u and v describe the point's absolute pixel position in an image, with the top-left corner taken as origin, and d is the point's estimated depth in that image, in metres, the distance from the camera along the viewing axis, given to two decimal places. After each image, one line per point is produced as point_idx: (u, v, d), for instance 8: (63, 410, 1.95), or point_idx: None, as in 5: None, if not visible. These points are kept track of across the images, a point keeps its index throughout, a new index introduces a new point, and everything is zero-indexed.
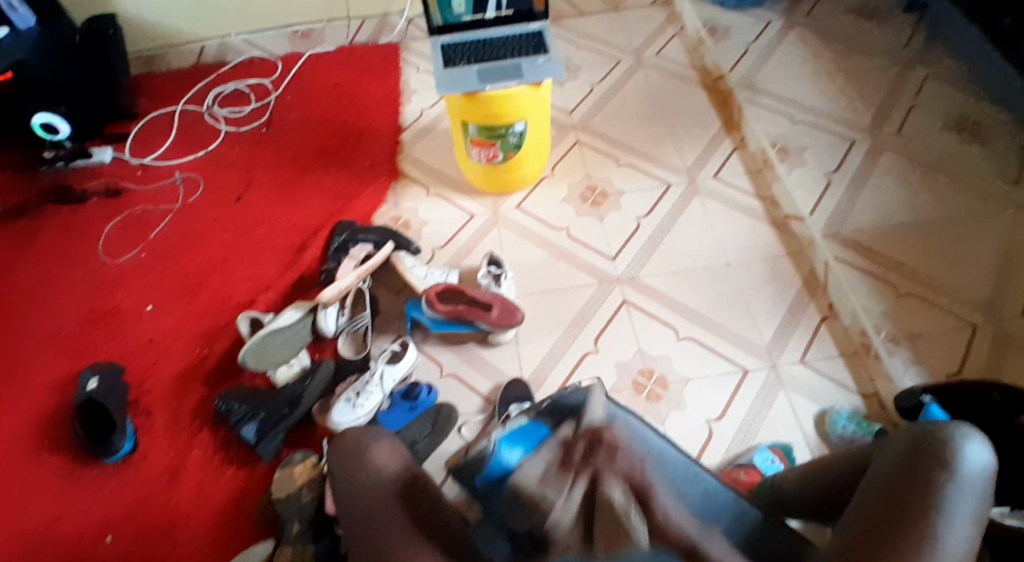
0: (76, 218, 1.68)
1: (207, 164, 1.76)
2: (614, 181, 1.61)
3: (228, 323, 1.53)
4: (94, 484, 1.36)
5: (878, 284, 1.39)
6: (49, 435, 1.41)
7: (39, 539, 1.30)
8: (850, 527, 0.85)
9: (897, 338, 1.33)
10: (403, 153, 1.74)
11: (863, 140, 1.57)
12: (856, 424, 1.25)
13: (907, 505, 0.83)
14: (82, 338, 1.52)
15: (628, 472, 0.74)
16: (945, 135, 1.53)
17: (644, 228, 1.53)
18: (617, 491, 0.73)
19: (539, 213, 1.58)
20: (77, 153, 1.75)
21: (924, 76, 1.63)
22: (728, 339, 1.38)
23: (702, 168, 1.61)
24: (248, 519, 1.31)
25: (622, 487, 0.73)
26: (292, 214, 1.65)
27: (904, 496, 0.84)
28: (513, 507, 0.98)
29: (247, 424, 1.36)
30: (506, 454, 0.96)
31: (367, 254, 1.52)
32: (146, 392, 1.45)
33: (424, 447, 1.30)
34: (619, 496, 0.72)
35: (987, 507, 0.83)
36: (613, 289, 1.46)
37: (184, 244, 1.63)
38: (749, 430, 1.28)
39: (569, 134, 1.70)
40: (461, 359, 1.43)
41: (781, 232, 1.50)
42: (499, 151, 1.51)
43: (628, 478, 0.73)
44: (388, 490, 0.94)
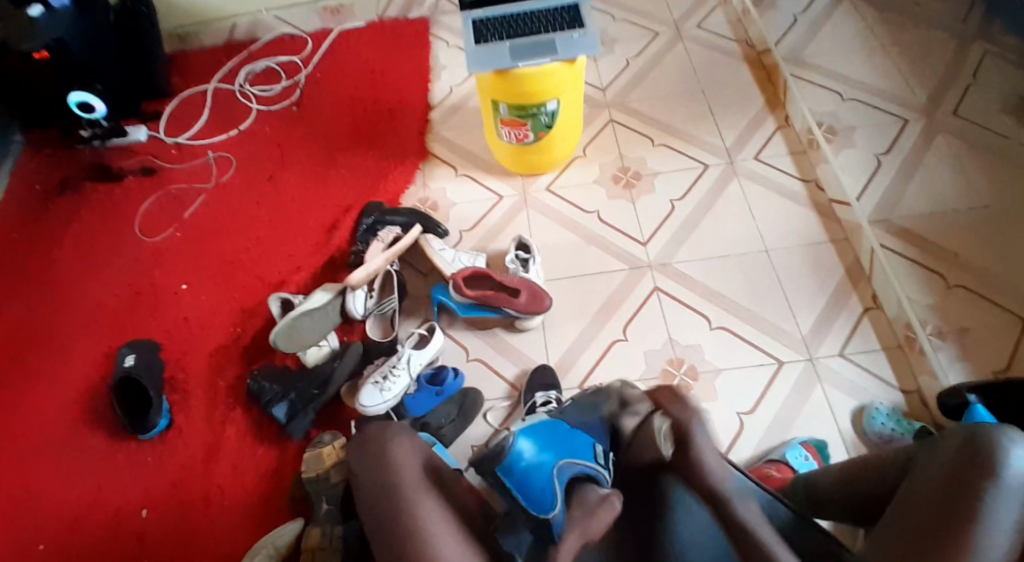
0: (115, 196, 1.71)
1: (240, 142, 1.76)
2: (648, 161, 1.56)
3: (260, 303, 1.54)
4: (133, 459, 1.40)
5: (927, 275, 1.32)
6: (90, 410, 1.45)
7: (81, 510, 1.34)
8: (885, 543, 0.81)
9: (943, 331, 1.26)
10: (432, 132, 1.71)
11: (916, 121, 1.46)
12: (895, 421, 1.20)
13: (944, 519, 0.78)
14: (121, 315, 1.55)
15: (683, 417, 0.88)
16: (1003, 116, 1.35)
17: (679, 211, 1.48)
18: (659, 422, 0.91)
19: (569, 195, 1.54)
20: (113, 131, 1.76)
21: (985, 49, 1.40)
22: (764, 329, 1.33)
23: (742, 149, 1.55)
24: (279, 497, 1.33)
25: (665, 420, 0.91)
26: (321, 194, 1.65)
27: (942, 509, 0.79)
28: (533, 496, 0.88)
29: (278, 403, 1.38)
30: (521, 443, 0.91)
31: (395, 237, 1.50)
32: (181, 370, 1.48)
33: (450, 431, 1.31)
34: (660, 424, 0.91)
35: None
36: (644, 275, 1.42)
37: (217, 223, 1.65)
38: (782, 424, 1.24)
39: (602, 112, 1.64)
40: (488, 343, 1.42)
41: (825, 218, 1.44)
42: (530, 132, 1.47)
43: (674, 419, 0.89)
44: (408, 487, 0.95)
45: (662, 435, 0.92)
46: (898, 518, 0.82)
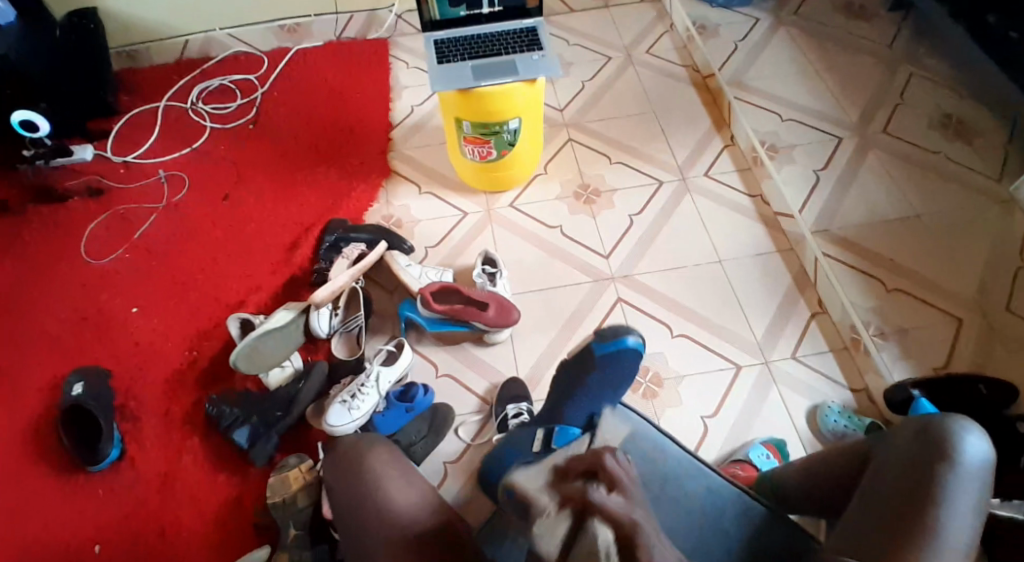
0: (58, 218, 1.64)
1: (193, 161, 1.72)
2: (607, 179, 1.62)
3: (218, 325, 1.50)
4: (82, 491, 1.33)
5: (867, 280, 1.42)
6: (36, 440, 1.38)
7: (27, 548, 1.27)
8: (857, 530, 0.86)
9: (885, 332, 1.36)
10: (394, 151, 1.72)
11: (850, 138, 1.58)
12: (847, 418, 1.29)
13: (912, 503, 0.84)
14: (67, 341, 1.48)
15: (625, 512, 0.67)
16: (932, 132, 1.47)
17: (637, 226, 1.54)
18: (607, 528, 0.66)
19: (532, 211, 1.58)
20: (58, 151, 1.70)
21: (911, 71, 1.52)
22: (722, 337, 1.40)
23: (693, 166, 1.63)
24: (242, 524, 1.29)
25: (615, 531, 0.66)
26: (280, 213, 1.63)
27: (907, 493, 0.85)
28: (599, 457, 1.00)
29: (239, 428, 1.34)
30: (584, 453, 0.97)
31: (360, 254, 1.50)
32: (134, 396, 1.43)
33: (421, 448, 1.31)
34: (607, 535, 0.66)
35: (988, 500, 0.85)
36: (608, 287, 1.46)
37: (169, 245, 1.60)
38: (743, 425, 1.30)
39: (562, 131, 1.70)
40: (457, 359, 1.43)
41: (771, 229, 1.53)
42: (494, 149, 1.50)
43: (626, 519, 0.67)
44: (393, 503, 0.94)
45: (610, 559, 0.65)
46: (865, 509, 0.88)
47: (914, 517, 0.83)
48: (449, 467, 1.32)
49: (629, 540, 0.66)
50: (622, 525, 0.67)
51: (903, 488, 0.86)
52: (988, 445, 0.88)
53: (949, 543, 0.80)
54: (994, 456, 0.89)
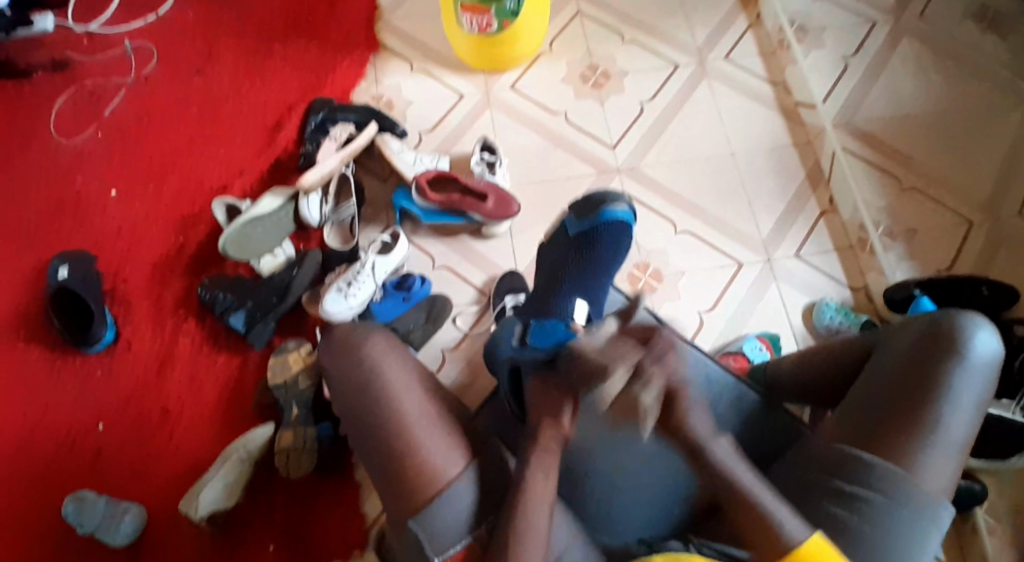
0: (21, 92, 1.52)
1: (161, 28, 1.58)
2: (618, 60, 1.50)
3: (204, 210, 1.44)
4: (81, 376, 1.33)
5: (882, 176, 1.36)
6: (27, 327, 1.36)
7: (32, 432, 1.29)
8: (849, 420, 0.88)
9: (894, 232, 1.33)
10: (382, 21, 1.57)
11: (884, 23, 1.48)
12: (844, 315, 1.28)
13: (915, 395, 0.85)
14: (46, 225, 1.42)
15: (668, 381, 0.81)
16: (965, 23, 1.45)
17: (648, 114, 1.45)
18: (647, 394, 0.81)
19: (534, 94, 1.48)
20: (17, 22, 1.54)
21: None
22: (727, 234, 1.36)
23: (713, 48, 1.51)
24: (244, 407, 1.31)
25: (656, 392, 0.81)
26: (261, 90, 1.51)
27: (912, 387, 0.85)
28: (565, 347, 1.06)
29: (234, 313, 1.33)
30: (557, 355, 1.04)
31: (349, 136, 1.42)
32: (122, 282, 1.39)
33: (419, 336, 1.31)
34: (646, 397, 0.81)
35: (989, 394, 0.86)
36: (613, 178, 1.40)
37: (145, 121, 1.50)
38: (738, 320, 1.30)
39: (570, 3, 1.56)
40: (454, 249, 1.39)
41: (790, 120, 1.44)
42: (494, 20, 1.37)
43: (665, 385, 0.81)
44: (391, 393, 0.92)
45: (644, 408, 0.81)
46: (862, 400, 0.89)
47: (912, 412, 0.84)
48: (448, 354, 1.33)
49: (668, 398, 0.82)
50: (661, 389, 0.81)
51: (909, 380, 0.86)
52: (998, 341, 0.88)
53: (946, 435, 0.83)
54: (1001, 351, 0.89)
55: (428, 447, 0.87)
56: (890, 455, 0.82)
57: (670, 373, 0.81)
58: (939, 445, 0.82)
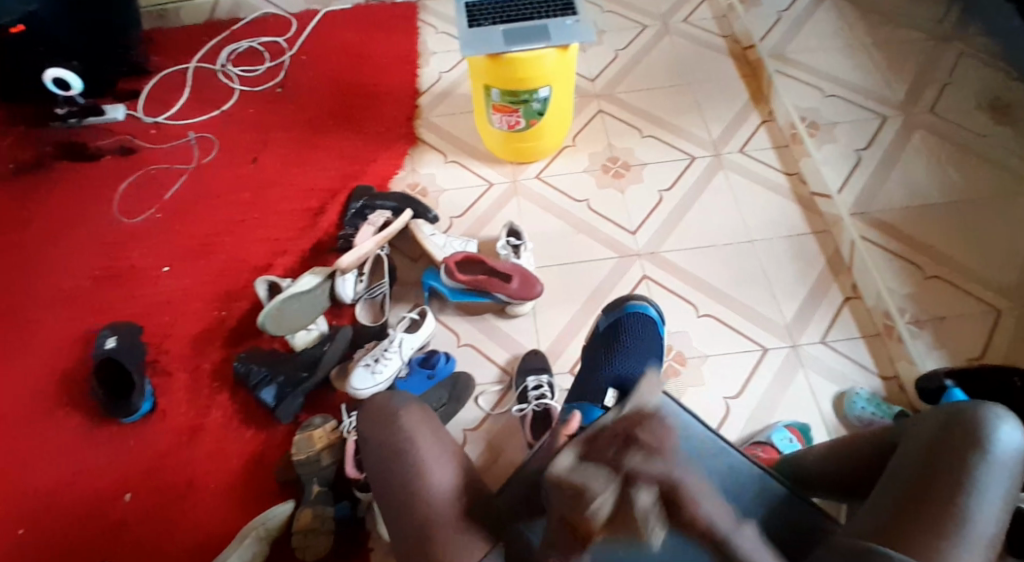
0: (91, 176, 1.66)
1: (222, 123, 1.73)
2: (637, 152, 1.60)
3: (245, 287, 1.51)
4: (112, 444, 1.35)
5: (904, 265, 1.38)
6: (67, 393, 1.40)
7: (58, 498, 1.29)
8: (873, 516, 0.83)
9: (920, 320, 1.32)
10: (421, 118, 1.71)
11: (894, 117, 1.55)
12: (875, 406, 1.25)
13: (943, 491, 0.80)
14: (98, 298, 1.51)
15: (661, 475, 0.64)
16: (980, 114, 1.50)
17: (667, 201, 1.52)
18: (643, 496, 0.64)
19: (559, 183, 1.57)
20: (89, 110, 1.72)
21: (960, 51, 1.57)
22: (748, 317, 1.37)
23: (728, 141, 1.60)
24: (265, 482, 1.30)
25: (653, 494, 0.64)
26: (307, 178, 1.63)
27: (938, 482, 0.81)
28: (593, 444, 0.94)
29: (266, 387, 1.35)
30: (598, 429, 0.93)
31: (386, 221, 1.48)
32: (162, 353, 1.44)
33: (443, 415, 1.30)
34: (644, 498, 0.64)
35: (1018, 494, 0.81)
36: (633, 263, 1.45)
37: (198, 205, 1.61)
38: (767, 408, 1.28)
39: (592, 102, 1.68)
40: (478, 328, 1.43)
41: (806, 210, 1.49)
42: (522, 118, 1.48)
43: (662, 480, 0.64)
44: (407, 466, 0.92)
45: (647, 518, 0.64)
46: (886, 499, 0.84)
47: (938, 514, 0.79)
48: (468, 435, 1.32)
49: (665, 498, 0.64)
50: (661, 489, 0.64)
51: (938, 475, 0.82)
52: None
53: (980, 536, 0.77)
54: None
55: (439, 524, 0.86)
56: (921, 552, 0.77)
57: (649, 469, 0.65)
58: (971, 545, 0.77)
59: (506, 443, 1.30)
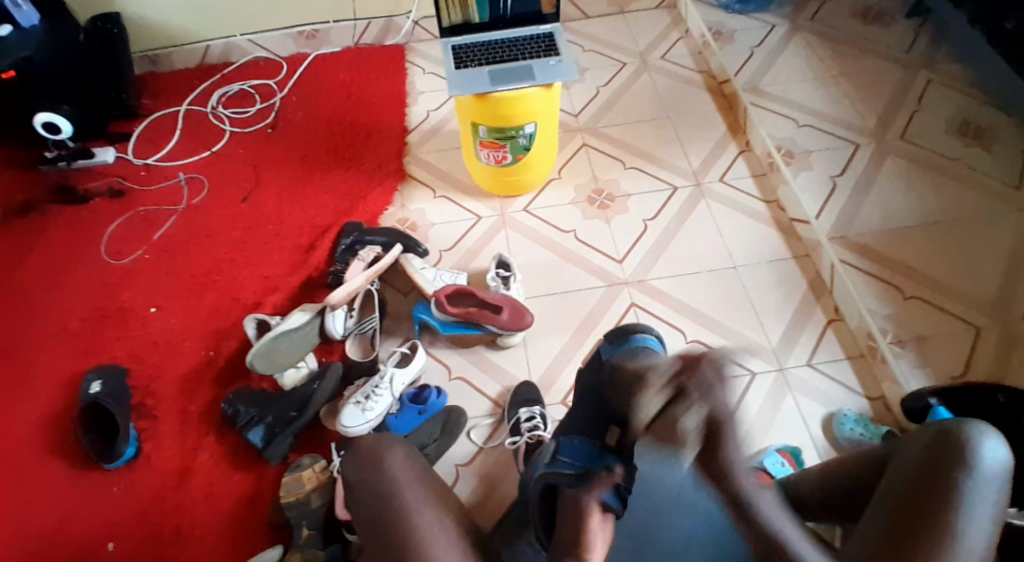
0: (79, 218, 1.66)
1: (211, 165, 1.74)
2: (621, 183, 1.63)
3: (235, 325, 1.51)
4: (100, 487, 1.33)
5: (884, 287, 1.40)
6: (54, 436, 1.38)
7: (43, 544, 1.26)
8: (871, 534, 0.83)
9: (902, 340, 1.34)
10: (409, 155, 1.74)
11: (868, 144, 1.60)
12: (863, 426, 1.26)
13: (934, 504, 0.81)
14: (86, 339, 1.50)
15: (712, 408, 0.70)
16: (950, 137, 1.53)
17: (653, 230, 1.55)
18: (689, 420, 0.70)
19: (546, 215, 1.59)
20: (79, 152, 1.73)
21: (929, 78, 1.63)
22: (736, 342, 1.39)
23: (709, 171, 1.64)
24: (256, 522, 1.28)
25: (700, 416, 0.70)
26: (296, 216, 1.64)
27: (929, 496, 0.83)
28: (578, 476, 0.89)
29: (253, 428, 1.34)
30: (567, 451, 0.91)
31: (376, 256, 1.51)
32: (152, 393, 1.43)
33: (434, 450, 1.31)
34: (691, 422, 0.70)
35: (1007, 507, 0.82)
36: (621, 291, 1.47)
37: (188, 245, 1.62)
38: (758, 433, 1.29)
39: (576, 136, 1.72)
40: (469, 361, 1.43)
41: (787, 236, 1.53)
42: (509, 153, 1.51)
43: (710, 408, 0.70)
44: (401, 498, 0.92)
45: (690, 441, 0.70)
46: (880, 517, 0.85)
47: (930, 526, 0.80)
48: (461, 469, 1.31)
49: (709, 429, 0.70)
50: (707, 417, 0.70)
51: (927, 489, 0.83)
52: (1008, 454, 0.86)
53: (972, 544, 0.78)
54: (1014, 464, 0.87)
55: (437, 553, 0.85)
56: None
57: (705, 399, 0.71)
58: (966, 555, 0.77)
59: (499, 477, 1.30)
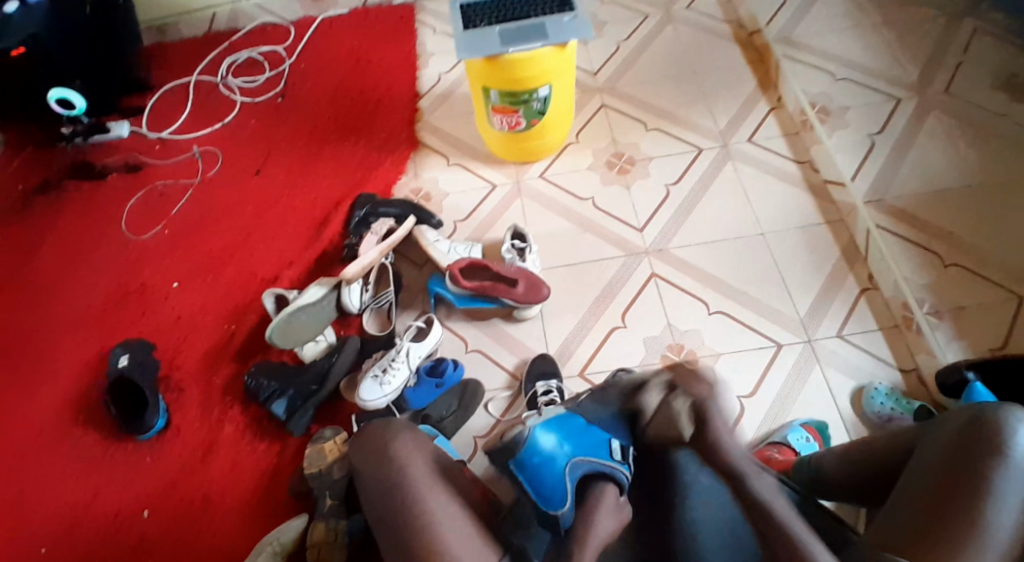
0: (99, 194, 1.67)
1: (225, 136, 1.73)
2: (642, 146, 1.56)
3: (253, 300, 1.51)
4: (128, 462, 1.36)
5: (921, 253, 1.32)
6: (84, 413, 1.42)
7: (77, 517, 1.31)
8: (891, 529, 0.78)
9: (940, 311, 1.26)
10: (422, 121, 1.69)
11: (909, 99, 1.48)
12: (895, 400, 1.21)
13: (962, 497, 0.76)
14: (110, 316, 1.52)
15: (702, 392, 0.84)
16: (996, 93, 1.42)
17: (675, 195, 1.49)
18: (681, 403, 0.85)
19: (563, 181, 1.54)
20: (94, 128, 1.74)
21: (975, 26, 1.48)
22: (761, 313, 1.34)
23: (736, 131, 1.56)
24: (280, 495, 1.30)
25: (687, 403, 0.84)
26: (310, 187, 1.62)
27: (956, 489, 0.77)
28: (545, 491, 0.88)
29: (276, 399, 1.35)
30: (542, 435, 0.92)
31: (389, 229, 1.47)
32: (175, 369, 1.45)
33: (451, 423, 1.30)
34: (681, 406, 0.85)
35: None
36: (641, 261, 1.42)
37: (205, 220, 1.62)
38: (783, 407, 1.24)
39: (595, 96, 1.64)
40: (486, 334, 1.41)
41: (818, 197, 1.45)
42: (523, 118, 1.45)
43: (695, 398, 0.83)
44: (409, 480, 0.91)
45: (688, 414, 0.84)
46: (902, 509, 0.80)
47: (956, 523, 0.75)
48: (479, 442, 1.30)
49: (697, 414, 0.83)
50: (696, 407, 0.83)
51: (954, 481, 0.78)
52: None
53: (997, 539, 0.73)
54: None
55: (441, 540, 0.84)
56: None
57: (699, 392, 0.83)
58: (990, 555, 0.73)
59: None
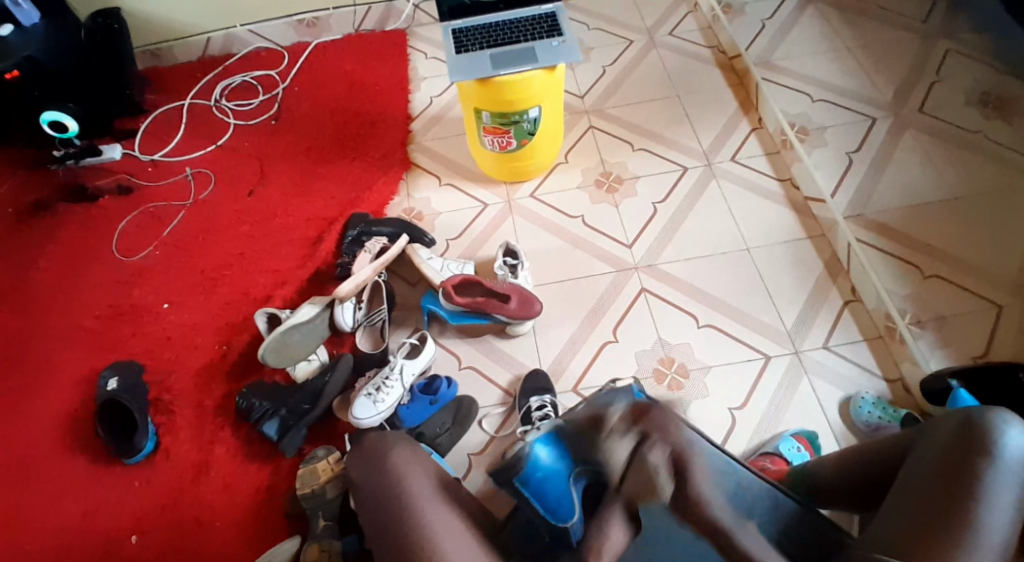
0: (90, 215, 1.68)
1: (218, 158, 1.74)
2: (630, 165, 1.61)
3: (247, 319, 1.52)
4: (119, 483, 1.34)
5: (903, 266, 1.37)
6: (73, 434, 1.40)
7: (66, 539, 1.29)
8: (887, 528, 0.80)
9: (922, 320, 1.31)
10: (414, 143, 1.72)
11: (885, 117, 1.53)
12: (881, 409, 1.24)
13: (953, 500, 0.78)
14: (101, 336, 1.51)
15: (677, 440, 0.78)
16: (970, 108, 1.44)
17: (663, 212, 1.53)
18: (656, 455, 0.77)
19: (554, 201, 1.57)
20: (86, 151, 1.74)
21: (947, 47, 1.51)
22: (750, 326, 1.37)
23: (719, 150, 1.61)
24: (274, 516, 1.29)
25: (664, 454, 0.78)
26: (304, 208, 1.64)
27: (945, 492, 0.79)
28: (551, 505, 0.92)
29: (268, 421, 1.35)
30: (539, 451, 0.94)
31: (383, 247, 1.49)
32: (167, 390, 1.44)
33: (445, 440, 1.30)
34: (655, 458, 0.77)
35: None
36: (631, 276, 1.45)
37: (198, 240, 1.62)
38: (774, 416, 1.27)
39: (582, 118, 1.69)
40: (479, 350, 1.42)
41: (801, 213, 1.50)
42: (513, 139, 1.49)
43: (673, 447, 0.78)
44: (411, 491, 0.92)
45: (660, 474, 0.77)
46: (897, 508, 0.82)
47: (951, 520, 0.77)
48: (474, 459, 1.30)
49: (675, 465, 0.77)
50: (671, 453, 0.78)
51: (945, 483, 0.80)
52: None
53: (989, 536, 0.75)
54: None
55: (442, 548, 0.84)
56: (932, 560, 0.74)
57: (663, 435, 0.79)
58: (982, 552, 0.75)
59: None
